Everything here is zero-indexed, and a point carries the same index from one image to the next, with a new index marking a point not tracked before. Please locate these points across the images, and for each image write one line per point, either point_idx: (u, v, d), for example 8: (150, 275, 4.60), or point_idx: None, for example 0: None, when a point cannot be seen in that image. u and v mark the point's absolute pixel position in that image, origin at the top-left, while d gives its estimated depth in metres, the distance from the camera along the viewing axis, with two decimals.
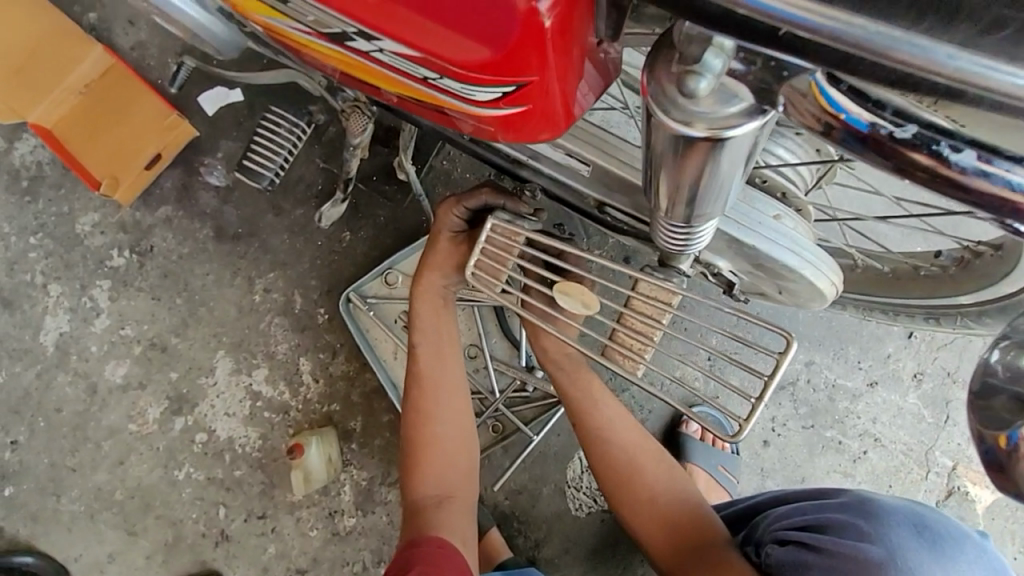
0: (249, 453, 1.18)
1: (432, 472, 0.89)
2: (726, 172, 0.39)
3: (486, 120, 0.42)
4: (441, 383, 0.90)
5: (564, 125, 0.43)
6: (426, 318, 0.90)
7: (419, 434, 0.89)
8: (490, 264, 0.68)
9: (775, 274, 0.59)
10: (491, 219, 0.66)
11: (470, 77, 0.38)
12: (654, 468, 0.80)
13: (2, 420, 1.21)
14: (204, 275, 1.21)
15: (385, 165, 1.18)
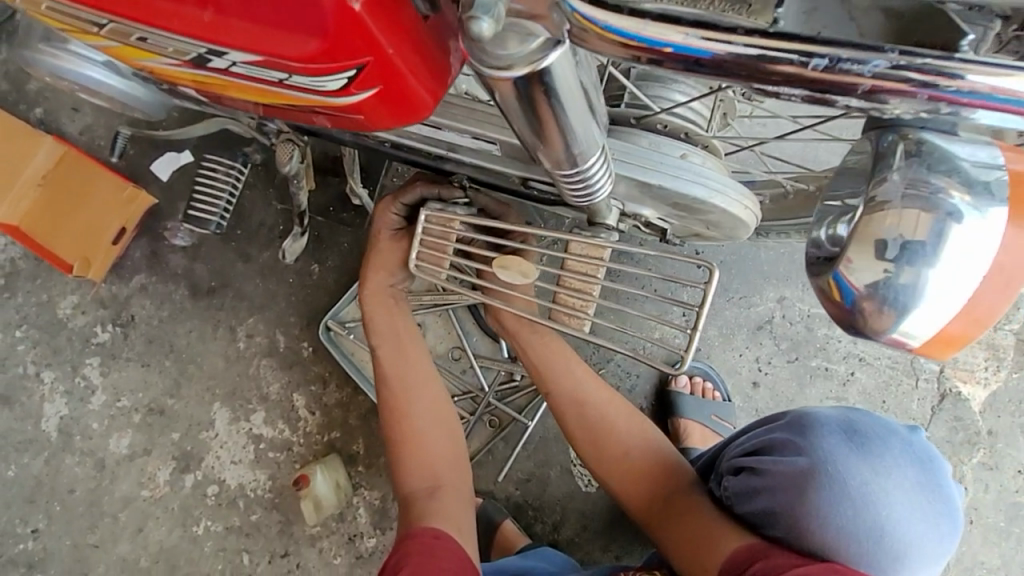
0: (262, 495, 1.21)
1: (417, 465, 0.89)
2: (578, 121, 0.42)
3: (347, 109, 0.45)
4: (412, 380, 0.92)
5: (426, 105, 0.46)
6: (382, 323, 0.94)
7: (401, 434, 0.91)
8: (431, 252, 0.74)
9: (694, 211, 0.61)
10: (422, 210, 0.71)
11: (313, 70, 0.41)
12: (627, 423, 0.87)
13: (20, 511, 1.23)
14: (186, 333, 1.24)
15: (339, 193, 1.22)
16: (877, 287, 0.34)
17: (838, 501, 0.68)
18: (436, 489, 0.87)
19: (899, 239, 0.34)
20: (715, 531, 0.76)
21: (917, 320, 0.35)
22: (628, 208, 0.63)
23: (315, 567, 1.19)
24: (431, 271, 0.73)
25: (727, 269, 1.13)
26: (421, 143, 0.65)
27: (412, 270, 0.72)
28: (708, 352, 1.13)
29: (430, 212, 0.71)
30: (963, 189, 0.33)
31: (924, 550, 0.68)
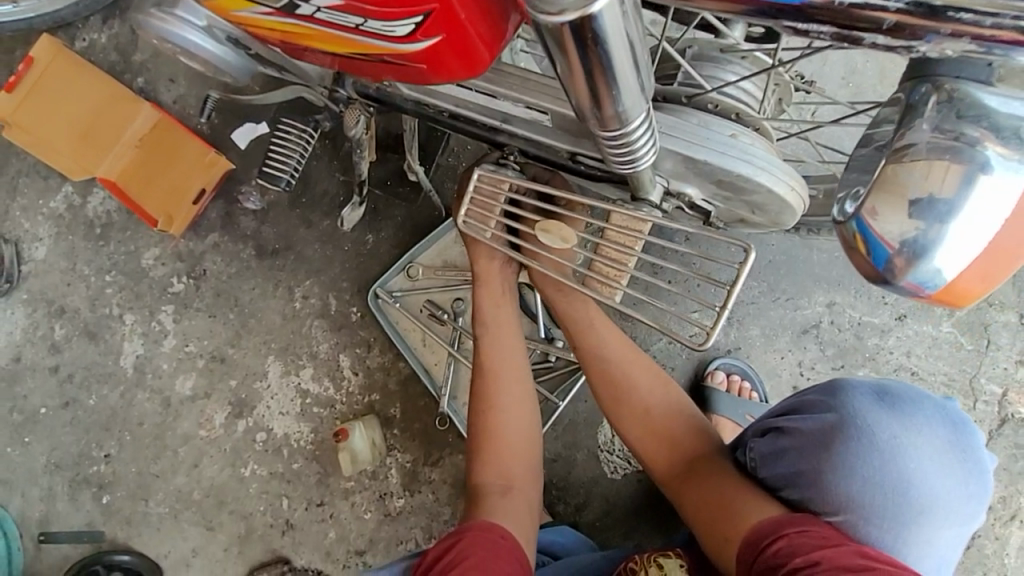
0: (304, 446, 1.29)
1: (493, 460, 0.93)
2: (630, 83, 0.42)
3: (415, 58, 0.49)
4: (503, 382, 0.95)
5: (486, 56, 0.49)
6: (486, 325, 0.96)
7: (483, 427, 0.94)
8: (478, 211, 0.77)
9: (738, 191, 0.62)
10: (476, 170, 0.73)
11: (386, 13, 0.45)
12: (650, 387, 0.92)
13: (96, 437, 1.38)
14: (250, 290, 1.35)
15: (398, 169, 1.29)
16: (904, 239, 0.42)
17: (866, 455, 0.74)
18: (506, 485, 0.91)
19: (926, 195, 0.41)
20: (739, 500, 0.80)
21: (937, 271, 0.41)
22: (672, 185, 0.64)
23: (346, 519, 1.26)
24: (476, 229, 0.78)
25: (776, 270, 1.10)
26: (477, 113, 0.69)
27: (459, 224, 0.76)
28: (749, 351, 1.11)
29: (483, 172, 0.74)
30: (1000, 143, 0.40)
31: (947, 503, 0.73)
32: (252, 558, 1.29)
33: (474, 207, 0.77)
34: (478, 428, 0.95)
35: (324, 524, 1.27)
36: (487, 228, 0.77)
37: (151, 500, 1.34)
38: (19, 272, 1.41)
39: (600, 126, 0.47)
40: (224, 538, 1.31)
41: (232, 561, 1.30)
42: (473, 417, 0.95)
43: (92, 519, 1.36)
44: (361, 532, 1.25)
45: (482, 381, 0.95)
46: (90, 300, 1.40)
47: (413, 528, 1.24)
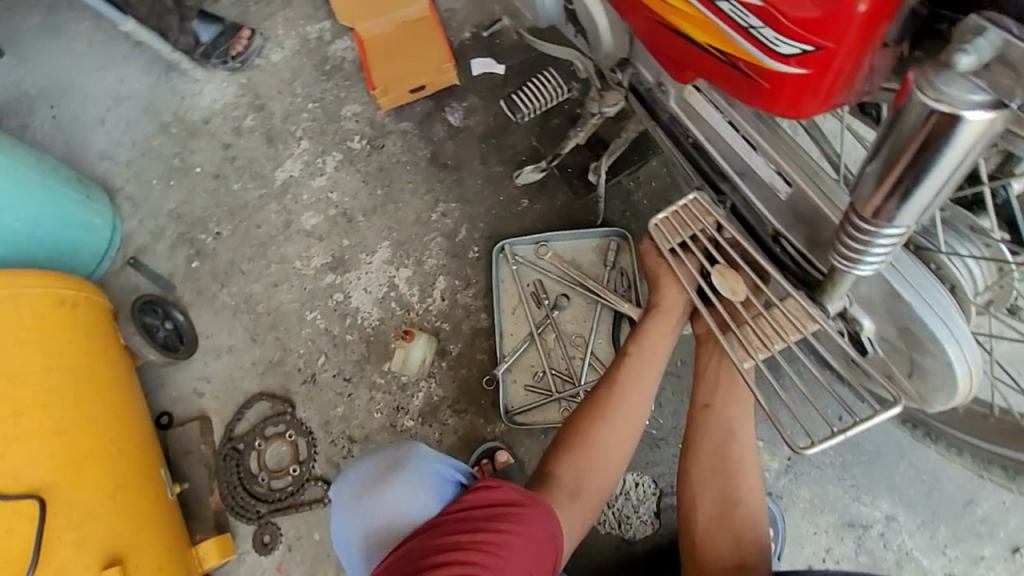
0: (364, 326, 1.39)
1: (570, 464, 0.80)
2: (921, 197, 0.48)
3: (768, 77, 0.48)
4: (628, 403, 0.82)
5: (826, 104, 0.48)
6: (640, 341, 0.84)
7: (586, 431, 0.81)
8: (672, 224, 0.79)
9: (914, 346, 0.64)
10: (696, 192, 0.77)
11: (788, 30, 0.43)
12: (756, 499, 0.79)
13: (220, 214, 1.54)
14: (406, 182, 1.47)
15: (583, 165, 1.37)
16: None
17: None
18: (576, 500, 0.79)
19: None
20: None
21: None
22: (852, 309, 0.68)
23: (358, 405, 1.33)
24: (661, 235, 0.80)
25: (857, 452, 1.09)
26: (719, 156, 0.75)
27: (653, 223, 0.79)
28: (787, 505, 1.09)
29: (699, 198, 0.78)
30: None
31: None
32: (266, 386, 1.39)
33: (671, 219, 0.79)
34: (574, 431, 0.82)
35: (338, 397, 1.35)
36: (671, 238, 0.79)
37: (225, 287, 1.48)
38: (253, 60, 1.63)
39: (864, 217, 0.52)
40: (257, 355, 1.41)
41: (250, 377, 1.40)
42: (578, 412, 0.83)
43: (175, 273, 1.51)
44: (362, 425, 1.32)
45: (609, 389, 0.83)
46: (286, 113, 1.59)
47: None
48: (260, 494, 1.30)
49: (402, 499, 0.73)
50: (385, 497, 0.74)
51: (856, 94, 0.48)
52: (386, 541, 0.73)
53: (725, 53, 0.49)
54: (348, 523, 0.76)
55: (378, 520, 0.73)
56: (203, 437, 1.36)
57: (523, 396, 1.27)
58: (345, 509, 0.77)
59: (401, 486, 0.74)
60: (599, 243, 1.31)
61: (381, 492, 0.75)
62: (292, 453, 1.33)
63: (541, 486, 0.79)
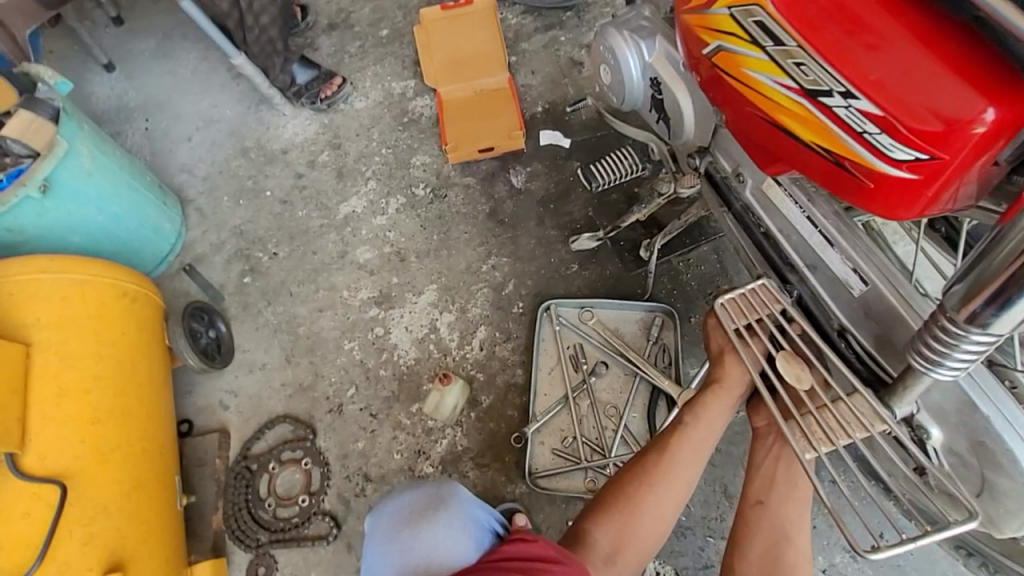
0: (399, 364, 1.38)
1: (610, 525, 0.81)
2: (1021, 308, 0.50)
3: (876, 178, 0.55)
4: (676, 475, 0.82)
5: (920, 212, 0.54)
6: (697, 412, 0.85)
7: (631, 495, 0.82)
8: (740, 306, 0.80)
9: (989, 464, 0.63)
10: (765, 278, 0.79)
11: (906, 139, 0.51)
12: None
13: (280, 236, 1.60)
14: (463, 231, 1.52)
15: (636, 240, 1.42)
16: None
17: None
18: (607, 563, 0.79)
19: None
20: None
21: None
22: (920, 416, 0.67)
23: (379, 443, 1.30)
24: (727, 315, 0.80)
25: (892, 574, 1.04)
26: (790, 248, 0.80)
27: (719, 301, 0.80)
28: None
29: (768, 285, 0.80)
30: None
31: None
32: (292, 409, 1.37)
33: (739, 300, 0.80)
34: (617, 490, 0.83)
35: (361, 432, 1.32)
36: (737, 320, 0.79)
37: (271, 306, 1.51)
38: (338, 105, 1.74)
39: (954, 317, 0.54)
40: (288, 376, 1.41)
41: (278, 398, 1.39)
42: (624, 474, 0.84)
43: (226, 285, 1.55)
44: (380, 463, 1.28)
45: (659, 456, 0.83)
46: (360, 154, 1.66)
47: None
48: (263, 521, 1.25)
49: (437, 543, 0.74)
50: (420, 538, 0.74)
51: (964, 201, 0.54)
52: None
53: (836, 154, 0.57)
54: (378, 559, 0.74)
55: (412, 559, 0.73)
56: (219, 452, 1.33)
57: (549, 459, 1.23)
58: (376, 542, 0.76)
59: (440, 527, 0.74)
60: (643, 316, 1.32)
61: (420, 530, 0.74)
62: (304, 483, 1.28)
63: (578, 539, 0.81)
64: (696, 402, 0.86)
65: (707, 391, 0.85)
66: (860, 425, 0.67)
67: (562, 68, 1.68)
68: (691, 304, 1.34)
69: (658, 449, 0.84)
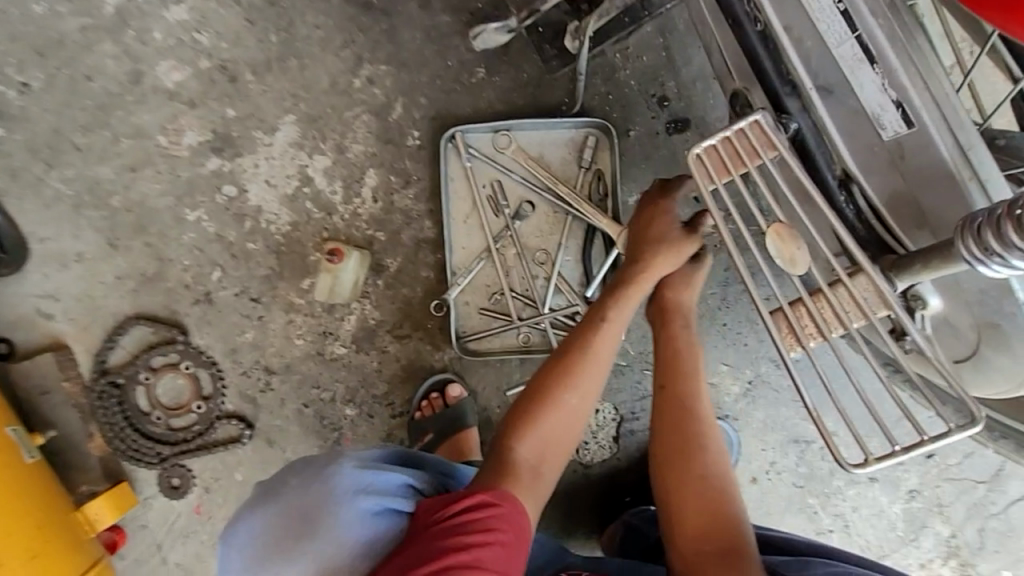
0: (271, 233, 1.07)
1: (534, 434, 0.74)
2: None
3: None
4: (596, 368, 0.77)
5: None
6: (621, 302, 0.78)
7: (552, 397, 0.75)
8: (721, 156, 0.58)
9: (989, 337, 0.54)
10: (759, 112, 0.55)
11: None
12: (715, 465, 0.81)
13: (22, 56, 1.03)
14: (314, 27, 1.04)
15: (559, 24, 1.03)
16: None
17: None
18: (533, 479, 0.73)
19: None
20: None
21: None
22: (920, 287, 0.56)
23: (273, 331, 1.08)
24: (703, 172, 0.58)
25: None
26: (796, 58, 0.55)
27: (691, 152, 0.57)
28: (742, 426, 1.10)
29: (761, 122, 0.56)
30: None
31: None
32: (143, 306, 1.07)
33: (720, 148, 0.57)
34: (537, 401, 0.75)
35: (245, 322, 1.07)
36: (715, 180, 0.58)
37: (55, 172, 1.04)
38: None
39: None
40: (122, 267, 1.06)
41: (119, 295, 1.07)
42: (542, 381, 0.76)
43: None
44: (281, 353, 1.08)
45: (581, 355, 0.76)
46: None
47: (337, 382, 1.09)
48: (157, 436, 1.07)
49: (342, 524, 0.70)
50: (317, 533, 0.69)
51: None
52: None
53: None
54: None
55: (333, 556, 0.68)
56: (64, 372, 1.06)
57: (477, 320, 1.07)
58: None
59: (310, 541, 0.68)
60: (573, 137, 1.05)
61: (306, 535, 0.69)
62: (192, 388, 1.08)
63: (501, 466, 0.72)
64: (610, 293, 0.79)
65: (623, 283, 0.78)
66: (858, 313, 0.54)
67: None
68: (632, 111, 1.05)
69: (577, 346, 0.77)
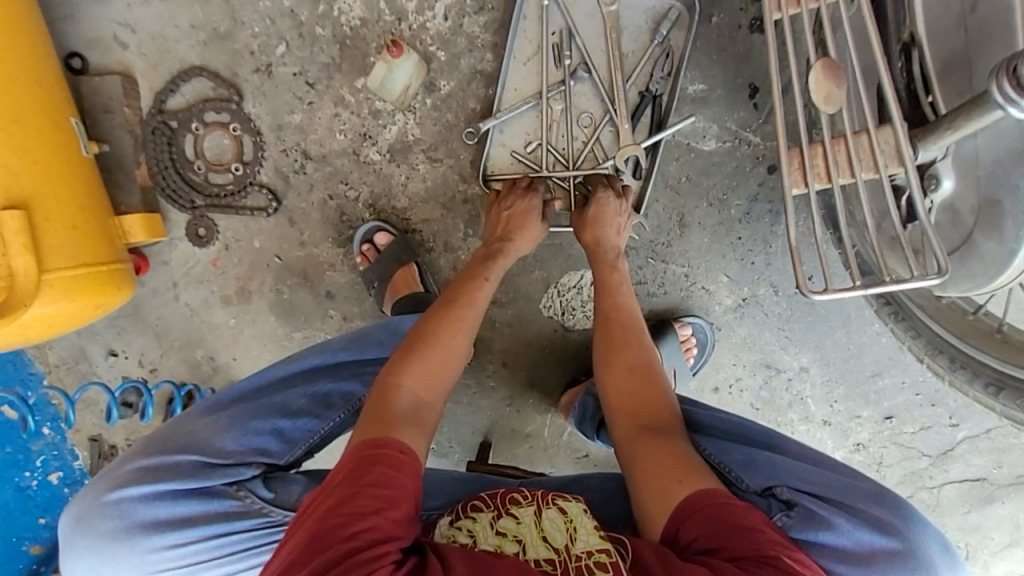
0: (342, 24, 1.10)
1: (419, 361, 0.79)
2: None
3: None
4: (473, 300, 0.88)
5: None
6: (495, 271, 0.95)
7: (431, 324, 0.84)
8: None
9: (986, 223, 0.56)
10: None
11: None
12: (644, 360, 0.87)
13: None
14: None
15: None
16: None
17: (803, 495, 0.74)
18: (421, 409, 0.75)
19: None
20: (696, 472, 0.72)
21: None
22: (940, 164, 0.59)
23: (320, 118, 1.13)
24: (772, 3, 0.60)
25: (803, 311, 1.13)
26: None
27: None
28: (722, 337, 1.16)
29: None
30: None
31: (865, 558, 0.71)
32: (210, 62, 1.13)
33: None
34: (422, 330, 0.83)
35: (297, 103, 1.13)
36: (782, 9, 0.59)
37: None
38: None
39: None
40: (198, 18, 1.11)
41: (190, 44, 1.12)
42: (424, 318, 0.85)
43: None
44: (321, 142, 1.14)
45: (465, 305, 0.87)
46: None
47: (363, 184, 1.15)
48: (194, 183, 1.16)
49: (262, 421, 0.78)
50: (233, 442, 0.76)
51: None
52: (180, 458, 0.75)
53: None
54: (245, 505, 0.73)
55: (267, 451, 0.77)
56: (126, 99, 1.13)
57: (507, 163, 1.10)
58: (209, 527, 0.72)
59: (207, 418, 0.78)
60: (656, 9, 1.04)
61: (221, 445, 0.76)
62: (234, 150, 1.15)
63: (373, 414, 0.73)
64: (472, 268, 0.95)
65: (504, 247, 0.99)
66: (866, 164, 0.57)
67: None
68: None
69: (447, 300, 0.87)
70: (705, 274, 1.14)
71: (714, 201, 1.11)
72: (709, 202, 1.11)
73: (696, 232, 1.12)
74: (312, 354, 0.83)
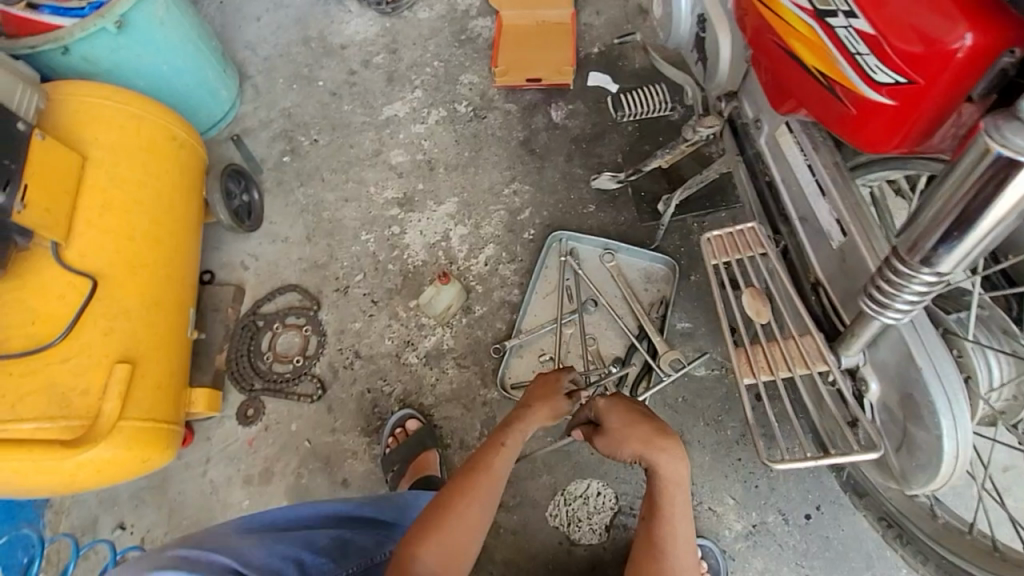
0: (408, 263, 1.46)
1: (436, 540, 0.81)
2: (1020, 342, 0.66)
3: (857, 101, 0.55)
4: (488, 482, 0.86)
5: (894, 143, 0.55)
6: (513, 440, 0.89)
7: (447, 502, 0.84)
8: (724, 243, 0.84)
9: (911, 415, 0.65)
10: (754, 223, 0.82)
11: (891, 60, 0.49)
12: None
13: (321, 126, 1.66)
14: (493, 155, 1.56)
15: (657, 193, 1.43)
16: None
17: None
18: None
19: None
20: None
21: None
22: (864, 369, 0.70)
23: (375, 327, 1.40)
24: (709, 250, 0.84)
25: (820, 545, 1.09)
26: (787, 196, 0.81)
27: (705, 235, 0.84)
28: (736, 568, 1.10)
29: (756, 229, 0.83)
30: None
31: None
32: (303, 282, 1.47)
33: (724, 239, 0.84)
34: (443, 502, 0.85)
35: (360, 315, 1.41)
36: (718, 256, 0.83)
37: (301, 187, 1.59)
38: (402, 11, 1.76)
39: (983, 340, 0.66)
40: (304, 253, 1.51)
41: (293, 270, 1.49)
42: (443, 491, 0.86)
43: (266, 160, 1.63)
44: (371, 345, 1.38)
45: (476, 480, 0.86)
46: (413, 62, 1.69)
47: (399, 382, 1.34)
48: (259, 370, 1.38)
49: (287, 549, 0.87)
50: (259, 557, 0.84)
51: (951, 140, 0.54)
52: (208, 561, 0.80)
53: (830, 78, 0.57)
54: None
55: None
56: (232, 303, 1.46)
57: (525, 372, 1.31)
58: None
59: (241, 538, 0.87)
60: (646, 266, 1.36)
61: (247, 559, 0.83)
62: (301, 345, 1.40)
63: None
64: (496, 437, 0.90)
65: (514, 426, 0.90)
66: (793, 362, 0.74)
67: (627, 13, 1.65)
68: (698, 262, 1.35)
69: (466, 474, 0.87)
70: (710, 494, 1.14)
71: (711, 421, 1.20)
72: (705, 422, 1.20)
73: (697, 450, 1.18)
74: (339, 503, 0.99)
